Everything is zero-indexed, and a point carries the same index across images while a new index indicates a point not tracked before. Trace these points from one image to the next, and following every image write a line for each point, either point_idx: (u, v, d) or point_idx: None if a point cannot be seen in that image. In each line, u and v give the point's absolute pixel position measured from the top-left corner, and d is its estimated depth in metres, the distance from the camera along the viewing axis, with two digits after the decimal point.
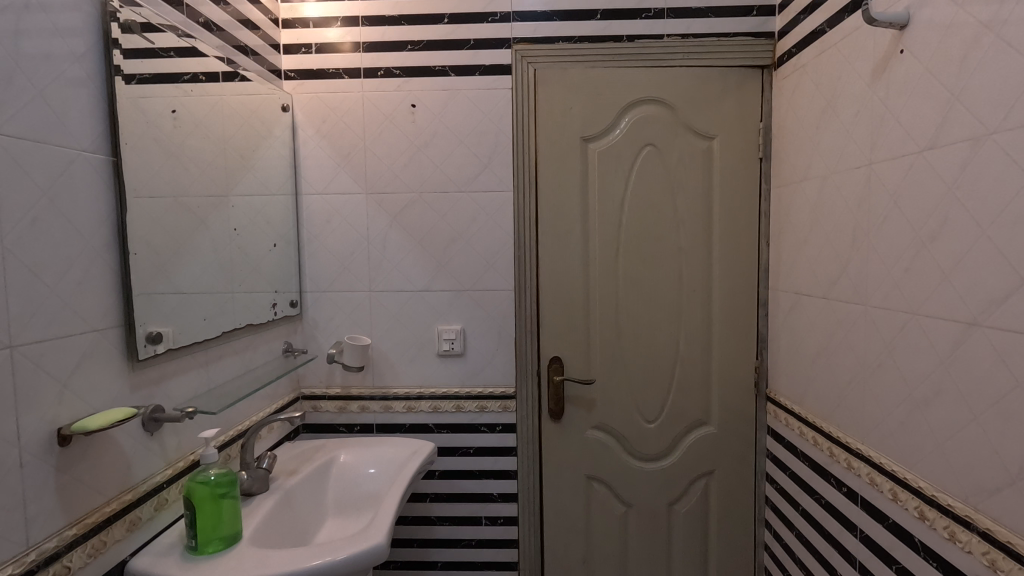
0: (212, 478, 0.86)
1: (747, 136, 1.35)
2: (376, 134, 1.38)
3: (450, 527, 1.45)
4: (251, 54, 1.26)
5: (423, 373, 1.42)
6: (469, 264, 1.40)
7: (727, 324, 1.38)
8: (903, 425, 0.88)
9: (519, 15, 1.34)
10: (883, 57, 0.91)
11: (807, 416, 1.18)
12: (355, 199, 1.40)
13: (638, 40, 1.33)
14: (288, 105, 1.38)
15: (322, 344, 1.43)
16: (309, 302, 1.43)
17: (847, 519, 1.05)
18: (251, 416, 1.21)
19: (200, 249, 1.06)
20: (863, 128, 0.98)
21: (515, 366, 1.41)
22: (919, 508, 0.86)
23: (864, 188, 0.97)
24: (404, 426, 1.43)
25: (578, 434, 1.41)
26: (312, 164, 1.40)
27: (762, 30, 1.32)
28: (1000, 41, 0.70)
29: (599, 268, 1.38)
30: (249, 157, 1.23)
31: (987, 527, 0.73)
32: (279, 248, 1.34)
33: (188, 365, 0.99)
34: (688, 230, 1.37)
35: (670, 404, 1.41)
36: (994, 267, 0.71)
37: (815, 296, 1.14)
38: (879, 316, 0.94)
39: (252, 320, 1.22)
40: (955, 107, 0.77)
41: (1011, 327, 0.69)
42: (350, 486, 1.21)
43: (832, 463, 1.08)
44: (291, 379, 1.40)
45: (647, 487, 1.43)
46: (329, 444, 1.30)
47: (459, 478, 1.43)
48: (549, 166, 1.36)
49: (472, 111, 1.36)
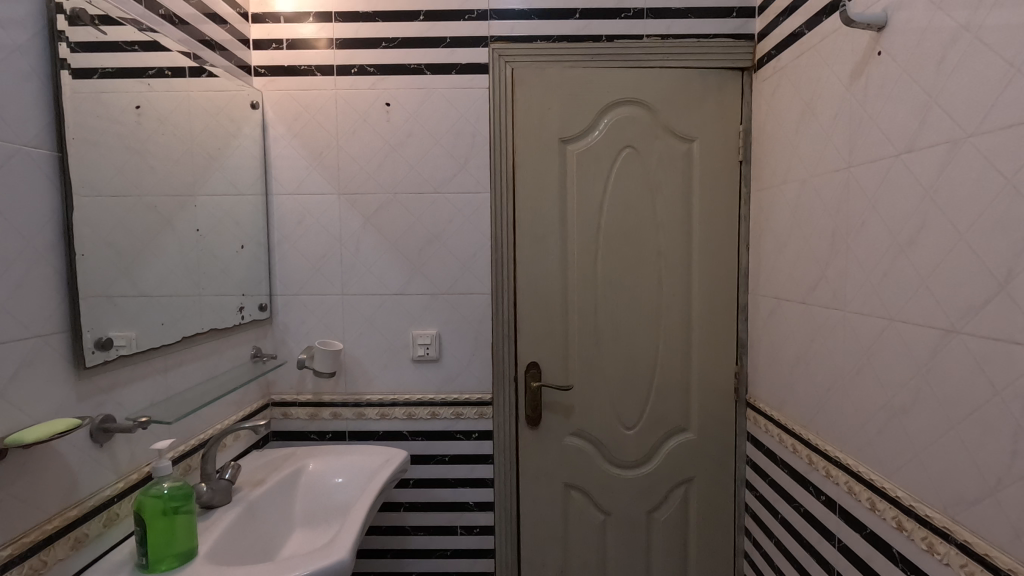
0: (166, 492, 0.81)
1: (727, 139, 1.33)
2: (350, 133, 1.34)
3: (425, 537, 1.41)
4: (218, 49, 1.22)
5: (398, 379, 1.39)
6: (445, 267, 1.36)
7: (707, 329, 1.37)
8: (882, 435, 0.87)
9: (497, 13, 1.31)
10: (862, 59, 0.90)
11: (786, 423, 1.17)
12: (328, 199, 1.36)
13: (617, 40, 1.31)
14: (258, 102, 1.33)
15: (293, 350, 1.39)
16: (279, 305, 1.38)
17: (825, 528, 1.03)
18: (215, 425, 1.16)
19: (164, 250, 1.02)
20: (842, 132, 0.96)
21: (491, 372, 1.38)
22: (897, 518, 0.84)
23: (843, 192, 0.96)
24: (377, 433, 1.39)
25: (555, 441, 1.38)
26: (283, 163, 1.36)
27: (742, 32, 1.30)
28: (977, 43, 0.69)
29: (578, 273, 1.35)
30: (216, 156, 1.19)
31: (966, 539, 0.72)
32: (248, 250, 1.30)
33: (145, 373, 0.95)
34: (667, 234, 1.35)
35: (650, 410, 1.38)
36: (972, 273, 0.70)
37: (794, 301, 1.13)
38: (858, 322, 0.92)
39: (218, 324, 1.18)
40: (934, 110, 0.75)
41: (989, 334, 0.68)
42: (319, 497, 1.17)
43: (811, 471, 1.06)
44: (260, 386, 1.36)
45: (627, 495, 1.40)
46: (298, 453, 1.26)
47: (434, 486, 1.40)
48: (527, 168, 1.33)
49: (447, 110, 1.33)
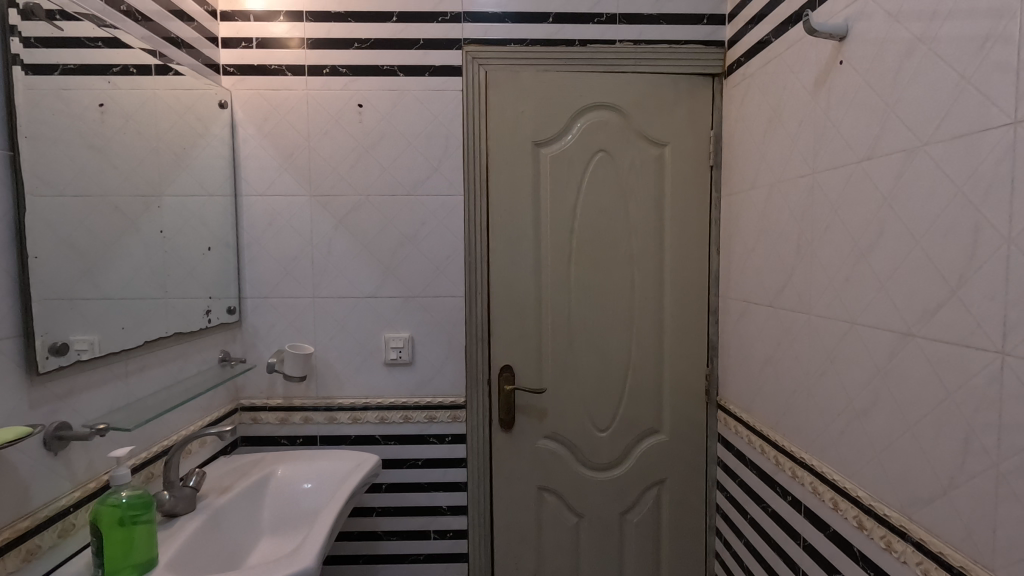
0: (124, 501, 0.79)
1: (698, 143, 1.35)
2: (321, 134, 1.33)
3: (398, 542, 1.40)
4: (185, 47, 1.19)
5: (370, 383, 1.37)
6: (417, 269, 1.35)
7: (678, 331, 1.38)
8: (844, 435, 0.88)
9: (470, 15, 1.31)
10: (825, 68, 0.92)
11: (754, 424, 1.18)
12: (298, 201, 1.34)
13: (590, 45, 1.31)
14: (226, 101, 1.31)
15: (263, 353, 1.36)
16: (248, 308, 1.36)
17: (791, 528, 1.04)
18: (179, 431, 1.14)
19: (128, 252, 0.99)
20: (806, 138, 0.98)
21: (465, 375, 1.37)
22: (858, 517, 0.86)
23: (808, 197, 0.98)
24: (349, 437, 1.37)
25: (529, 444, 1.38)
26: (252, 164, 1.34)
27: (713, 39, 1.32)
28: (932, 54, 0.70)
29: (551, 276, 1.36)
30: (182, 156, 1.17)
31: (921, 537, 0.73)
32: (216, 251, 1.27)
33: (105, 378, 0.92)
34: (640, 237, 1.36)
35: (622, 412, 1.39)
36: (927, 279, 0.71)
37: (762, 304, 1.15)
38: (821, 325, 0.94)
39: (184, 328, 1.15)
40: (892, 119, 0.77)
41: (942, 338, 0.69)
42: (287, 503, 1.15)
43: (778, 471, 1.08)
44: (228, 390, 1.33)
45: (600, 497, 1.41)
46: (267, 458, 1.24)
47: (406, 491, 1.38)
48: (500, 171, 1.33)
49: (421, 112, 1.32)
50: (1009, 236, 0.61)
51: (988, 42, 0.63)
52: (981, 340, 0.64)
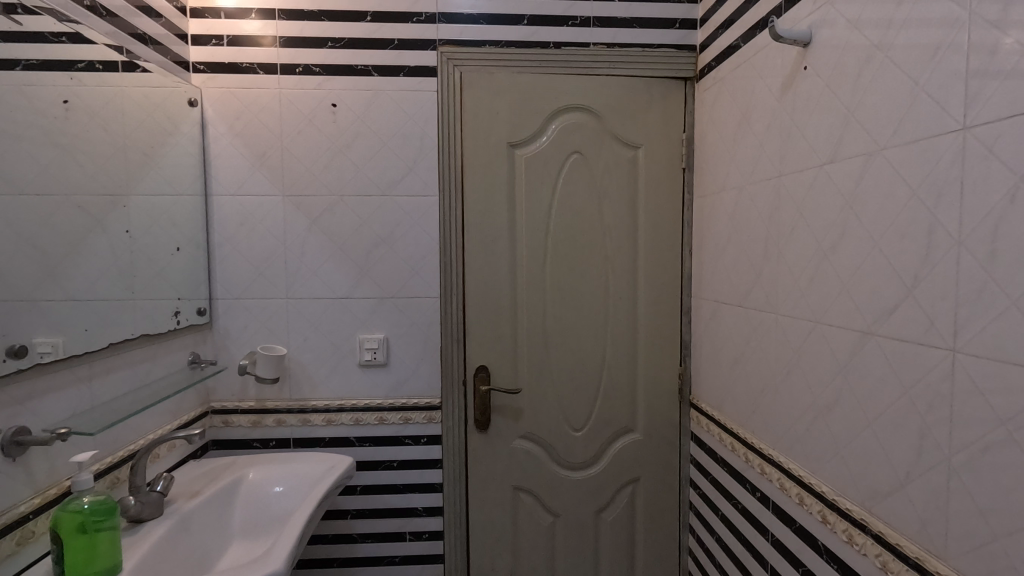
0: (86, 507, 0.77)
1: (670, 146, 1.37)
2: (293, 133, 1.32)
3: (373, 545, 1.39)
4: (152, 44, 1.17)
5: (344, 384, 1.36)
6: (392, 270, 1.35)
7: (652, 330, 1.40)
8: (809, 432, 0.90)
9: (445, 16, 1.31)
10: (791, 73, 0.94)
11: (725, 423, 1.20)
12: (271, 201, 1.33)
13: (564, 47, 1.32)
14: (196, 98, 1.28)
15: (235, 355, 1.34)
16: (219, 310, 1.34)
17: (760, 523, 1.07)
18: (146, 434, 1.11)
19: (94, 251, 0.97)
20: (773, 142, 1.00)
21: (440, 376, 1.37)
22: (822, 512, 0.88)
23: (775, 200, 1.00)
24: (323, 440, 1.36)
25: (504, 444, 1.39)
26: (223, 163, 1.32)
27: (685, 43, 1.34)
28: (888, 61, 0.73)
29: (526, 276, 1.36)
30: (150, 154, 1.14)
31: (880, 529, 0.75)
32: (185, 252, 1.25)
33: (69, 381, 0.90)
34: (614, 238, 1.37)
35: (597, 411, 1.41)
36: (885, 279, 0.74)
37: (732, 304, 1.17)
38: (787, 324, 0.96)
39: (151, 330, 1.13)
40: (853, 123, 0.79)
41: (899, 337, 0.72)
42: (258, 507, 1.13)
43: (747, 468, 1.10)
44: (198, 393, 1.31)
45: (575, 496, 1.42)
46: (238, 462, 1.22)
47: (381, 493, 1.38)
48: (476, 171, 1.33)
49: (395, 113, 1.32)
50: (960, 238, 0.63)
51: (939, 50, 0.65)
52: (934, 338, 0.66)
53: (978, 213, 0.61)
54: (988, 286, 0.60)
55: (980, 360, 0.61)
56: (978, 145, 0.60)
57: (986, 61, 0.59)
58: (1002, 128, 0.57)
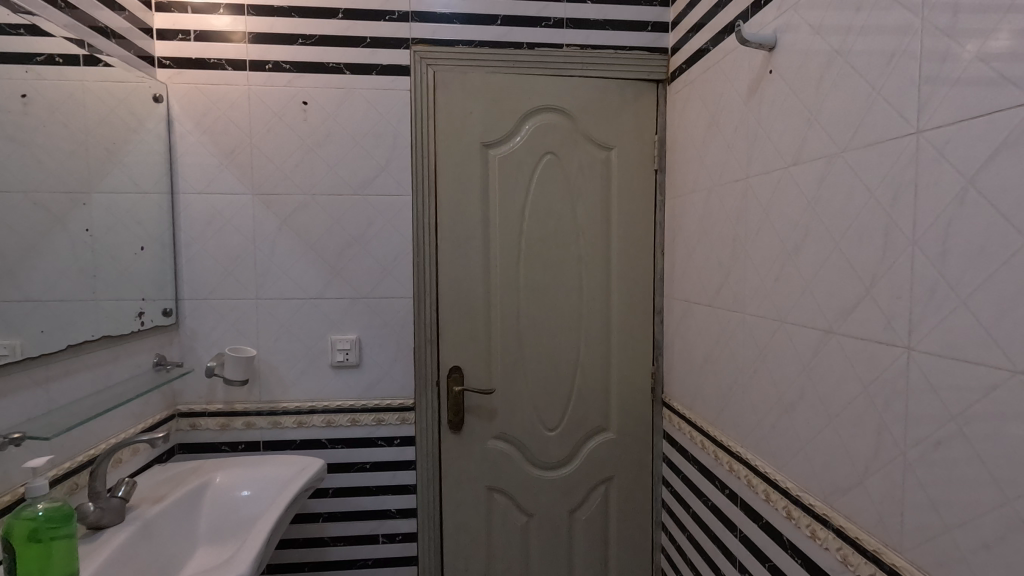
0: (40, 514, 0.75)
1: (643, 147, 1.38)
2: (263, 131, 1.29)
3: (345, 548, 1.37)
4: (116, 38, 1.14)
5: (315, 386, 1.35)
6: (365, 270, 1.34)
7: (625, 330, 1.41)
8: (774, 429, 0.92)
9: (419, 15, 1.30)
10: (757, 77, 0.96)
11: (696, 421, 1.22)
12: (240, 199, 1.30)
13: (538, 48, 1.33)
14: (162, 94, 1.26)
15: (203, 357, 1.32)
16: (186, 311, 1.31)
17: (728, 519, 1.08)
18: (107, 439, 1.08)
19: (54, 251, 0.95)
20: (741, 144, 1.02)
21: (414, 377, 1.36)
22: (787, 507, 0.89)
23: (742, 201, 1.02)
24: (294, 442, 1.34)
25: (478, 445, 1.38)
26: (190, 160, 1.29)
27: (657, 45, 1.35)
28: (848, 66, 0.74)
29: (500, 277, 1.36)
30: (113, 151, 1.12)
31: (841, 524, 0.77)
32: (150, 251, 1.22)
33: (26, 385, 0.87)
34: (587, 238, 1.38)
35: (571, 411, 1.41)
36: (845, 279, 0.75)
37: (702, 304, 1.18)
38: (754, 323, 0.98)
39: (114, 331, 1.10)
40: (815, 125, 0.81)
41: (859, 336, 0.73)
42: (225, 511, 1.11)
43: (716, 465, 1.12)
44: (164, 396, 1.28)
45: (549, 495, 1.42)
46: (205, 465, 1.20)
47: (354, 495, 1.36)
48: (449, 171, 1.33)
49: (368, 112, 1.31)
50: (914, 238, 0.65)
51: (895, 56, 0.67)
52: (890, 336, 0.68)
53: (931, 214, 0.62)
54: (939, 285, 0.61)
55: (932, 358, 0.62)
56: (931, 148, 0.62)
57: (939, 67, 0.61)
58: (953, 132, 0.59)
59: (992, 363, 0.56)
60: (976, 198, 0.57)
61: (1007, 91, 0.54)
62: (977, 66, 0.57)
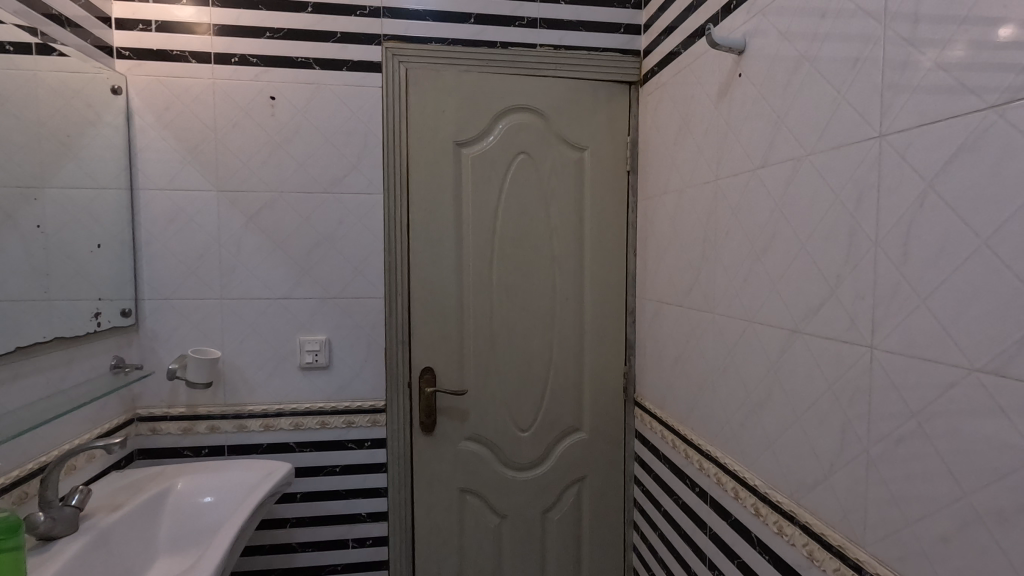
0: None
1: (615, 149, 1.39)
2: (229, 126, 1.26)
3: (314, 553, 1.34)
4: (71, 26, 1.09)
5: (283, 388, 1.31)
6: (334, 270, 1.31)
7: (598, 330, 1.41)
8: (743, 427, 0.93)
9: (390, 11, 1.28)
10: (726, 80, 0.97)
11: (667, 420, 1.23)
12: (204, 196, 1.26)
13: (511, 48, 1.32)
14: (120, 86, 1.21)
15: (164, 359, 1.27)
16: (146, 311, 1.26)
17: (699, 518, 1.09)
18: (60, 445, 1.04)
19: (3, 249, 0.90)
20: (711, 146, 1.03)
21: (385, 379, 1.34)
22: (755, 504, 0.91)
23: (712, 202, 1.03)
24: (261, 446, 1.31)
25: (450, 446, 1.37)
26: (151, 155, 1.24)
27: (630, 48, 1.36)
28: (815, 71, 0.76)
29: (473, 277, 1.35)
30: (67, 144, 1.07)
31: (807, 520, 0.79)
32: (107, 249, 1.17)
33: None
34: (561, 239, 1.38)
35: (544, 412, 1.41)
36: (811, 280, 0.77)
37: (673, 304, 1.19)
38: (724, 323, 0.99)
39: (68, 332, 1.05)
40: (782, 129, 0.83)
41: (824, 335, 0.75)
42: (187, 519, 1.07)
43: (687, 464, 1.13)
44: (123, 399, 1.23)
45: (522, 496, 1.42)
46: (166, 471, 1.15)
47: (323, 499, 1.33)
48: (421, 170, 1.31)
49: (338, 108, 1.28)
50: (877, 240, 0.66)
51: (859, 63, 0.68)
52: (855, 335, 0.69)
53: (893, 216, 0.64)
54: (900, 286, 0.63)
55: (894, 356, 0.64)
56: (893, 152, 0.64)
57: (900, 74, 0.63)
58: (914, 136, 0.61)
59: (951, 361, 0.57)
60: (936, 201, 0.59)
61: (965, 98, 0.55)
62: (936, 74, 0.58)
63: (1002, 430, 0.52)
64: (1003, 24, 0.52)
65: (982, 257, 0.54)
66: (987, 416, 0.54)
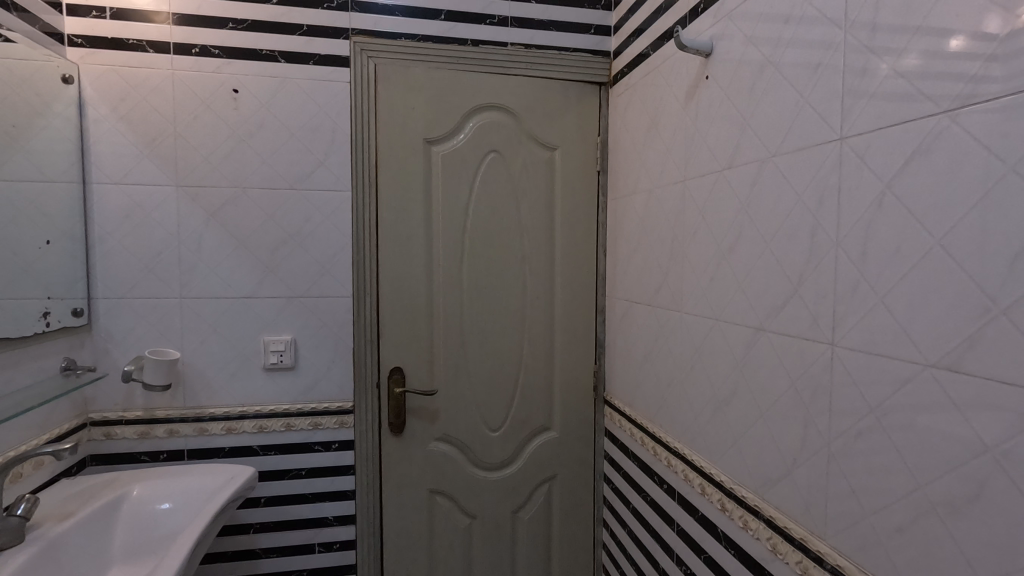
0: None
1: (586, 149, 1.39)
2: (189, 119, 1.21)
3: (278, 559, 1.31)
4: (18, 11, 1.03)
5: (246, 390, 1.28)
6: (300, 268, 1.28)
7: (568, 329, 1.42)
8: (710, 424, 0.95)
9: (359, 5, 1.26)
10: (694, 82, 0.99)
11: (636, 418, 1.24)
12: (162, 191, 1.22)
13: (482, 46, 1.31)
14: (71, 75, 1.15)
15: (118, 361, 1.22)
16: (99, 311, 1.21)
17: (666, 514, 1.11)
18: (4, 452, 0.98)
19: None
20: (678, 147, 1.05)
21: (353, 380, 1.32)
22: (721, 500, 0.92)
23: (679, 203, 1.04)
24: (223, 450, 1.27)
25: (420, 447, 1.35)
26: (105, 148, 1.19)
27: (600, 49, 1.37)
28: (779, 75, 0.78)
29: (443, 276, 1.34)
30: (13, 135, 1.01)
31: (771, 514, 0.80)
32: (57, 246, 1.12)
33: None
34: (531, 238, 1.38)
35: (514, 411, 1.41)
36: (776, 279, 0.78)
37: (642, 304, 1.21)
38: (691, 321, 1.00)
39: (14, 333, 1.00)
40: (747, 131, 0.84)
41: (787, 332, 0.76)
42: (143, 526, 1.03)
43: (655, 461, 1.14)
44: (74, 403, 1.18)
45: (492, 496, 1.41)
46: (121, 477, 1.11)
47: (288, 504, 1.30)
48: (390, 167, 1.29)
49: (304, 103, 1.25)
50: (837, 240, 0.68)
51: (820, 67, 0.70)
52: (816, 333, 0.71)
53: (853, 217, 0.66)
54: (859, 285, 0.65)
55: (854, 353, 0.66)
56: (853, 155, 0.65)
57: (859, 80, 0.65)
58: (873, 139, 0.63)
59: (908, 357, 0.59)
60: (893, 202, 0.61)
61: (920, 104, 0.57)
62: (892, 80, 0.60)
63: (954, 423, 0.54)
64: (954, 35, 0.54)
65: (935, 257, 0.56)
66: (941, 410, 0.56)
